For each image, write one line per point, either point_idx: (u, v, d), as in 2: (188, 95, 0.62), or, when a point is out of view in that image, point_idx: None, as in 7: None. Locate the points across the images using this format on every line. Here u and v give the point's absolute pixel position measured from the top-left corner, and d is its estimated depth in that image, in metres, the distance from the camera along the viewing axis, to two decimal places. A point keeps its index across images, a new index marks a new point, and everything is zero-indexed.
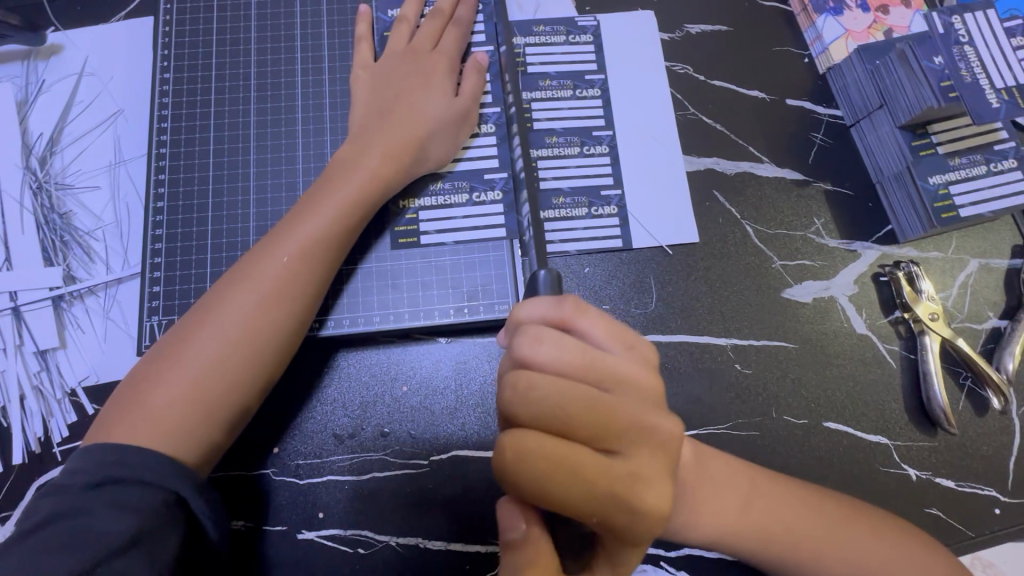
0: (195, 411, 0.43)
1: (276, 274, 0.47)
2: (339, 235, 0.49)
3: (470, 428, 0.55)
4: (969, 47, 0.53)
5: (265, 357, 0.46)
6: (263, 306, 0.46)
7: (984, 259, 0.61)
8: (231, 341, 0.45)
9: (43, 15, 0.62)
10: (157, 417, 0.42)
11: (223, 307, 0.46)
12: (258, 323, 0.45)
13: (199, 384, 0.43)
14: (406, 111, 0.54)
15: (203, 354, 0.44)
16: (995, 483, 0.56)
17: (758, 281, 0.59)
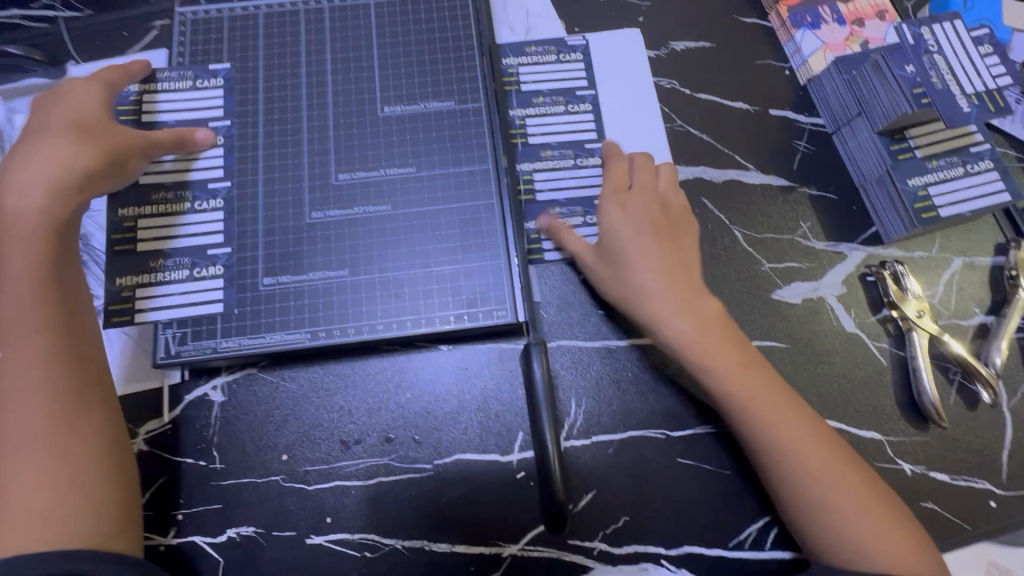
0: (64, 494, 0.42)
1: (35, 342, 0.46)
2: (48, 292, 0.48)
3: (472, 432, 0.56)
4: (938, 56, 0.56)
5: (93, 424, 0.46)
6: (44, 372, 0.45)
7: (968, 258, 0.63)
8: (39, 423, 0.44)
9: (64, 50, 0.66)
10: (20, 530, 0.40)
11: (15, 405, 0.44)
12: (61, 399, 0.45)
13: (44, 472, 0.42)
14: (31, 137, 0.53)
15: (32, 460, 0.43)
16: (988, 476, 0.57)
17: (747, 283, 0.61)
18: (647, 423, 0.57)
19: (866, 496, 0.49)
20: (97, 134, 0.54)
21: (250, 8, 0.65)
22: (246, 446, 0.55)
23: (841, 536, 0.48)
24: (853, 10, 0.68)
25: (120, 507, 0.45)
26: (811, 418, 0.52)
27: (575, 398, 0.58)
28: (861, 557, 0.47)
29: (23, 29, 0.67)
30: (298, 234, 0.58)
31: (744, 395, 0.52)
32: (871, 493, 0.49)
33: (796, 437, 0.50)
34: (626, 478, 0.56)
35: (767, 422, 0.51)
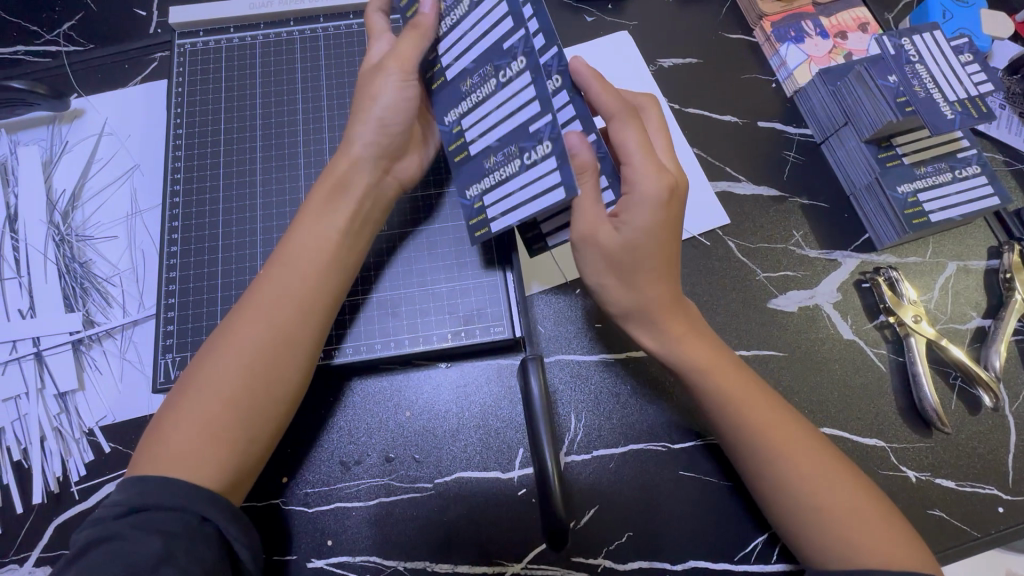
0: (222, 438, 0.43)
1: (282, 294, 0.48)
2: (328, 250, 0.50)
3: (472, 449, 0.56)
4: (919, 66, 0.57)
5: (289, 383, 0.47)
6: (284, 334, 0.47)
7: (962, 262, 0.63)
8: (241, 366, 0.45)
9: (68, 84, 0.68)
10: (178, 450, 0.42)
11: (244, 346, 0.46)
12: (275, 349, 0.46)
13: (227, 409, 0.44)
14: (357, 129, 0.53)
15: (218, 390, 0.44)
16: (994, 481, 0.56)
17: (744, 294, 0.62)
18: (648, 436, 0.57)
19: (873, 520, 0.45)
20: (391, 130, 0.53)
21: (248, 38, 0.67)
22: None
23: (832, 544, 0.45)
24: (836, 23, 0.70)
25: (250, 473, 0.45)
26: (788, 411, 0.50)
27: (575, 413, 0.58)
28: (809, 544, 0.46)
29: (27, 65, 0.69)
30: None
31: (745, 413, 0.49)
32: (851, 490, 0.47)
33: (762, 422, 0.48)
34: (632, 495, 0.55)
35: (739, 417, 0.49)
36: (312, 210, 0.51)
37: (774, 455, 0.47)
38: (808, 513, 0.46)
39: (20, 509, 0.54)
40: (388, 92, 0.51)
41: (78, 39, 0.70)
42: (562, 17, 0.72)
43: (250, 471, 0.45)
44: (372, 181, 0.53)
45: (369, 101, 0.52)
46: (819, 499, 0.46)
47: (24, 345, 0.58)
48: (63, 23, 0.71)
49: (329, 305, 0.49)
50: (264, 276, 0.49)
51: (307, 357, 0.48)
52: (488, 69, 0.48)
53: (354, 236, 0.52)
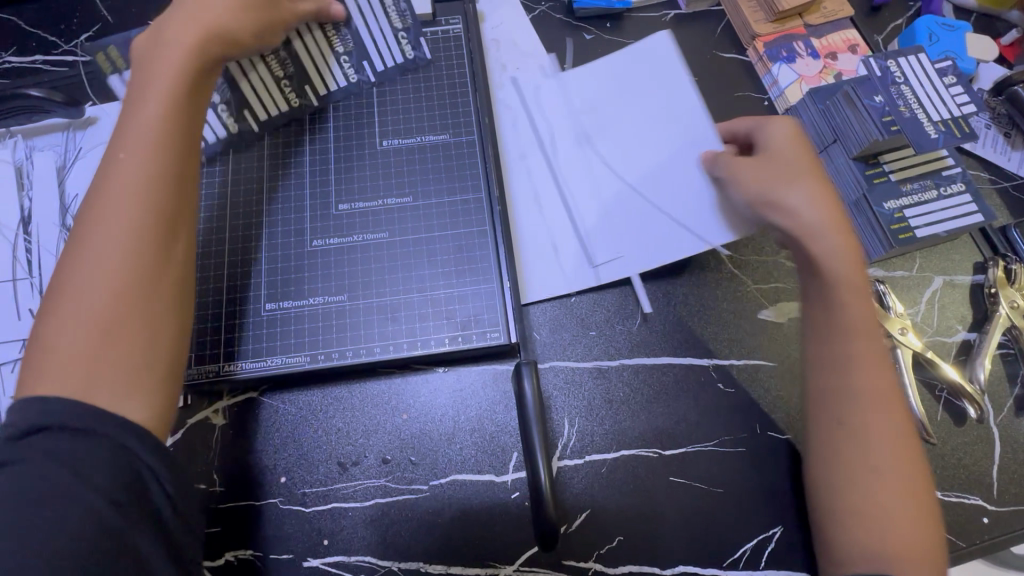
0: (110, 347, 0.43)
1: (129, 190, 0.47)
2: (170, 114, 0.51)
3: (467, 452, 0.57)
4: (904, 87, 0.60)
5: (160, 262, 0.46)
6: (144, 205, 0.47)
7: (948, 277, 0.64)
8: (108, 273, 0.45)
9: (84, 93, 0.70)
10: (57, 357, 0.42)
11: (109, 235, 0.46)
12: (140, 224, 0.46)
13: (103, 323, 0.44)
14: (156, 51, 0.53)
15: (91, 287, 0.44)
16: (978, 491, 0.57)
17: (734, 303, 0.63)
18: (638, 442, 0.58)
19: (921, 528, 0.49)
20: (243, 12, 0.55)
21: None
22: (244, 472, 0.56)
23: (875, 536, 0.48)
24: (826, 45, 0.72)
25: (148, 380, 0.44)
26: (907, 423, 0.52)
27: (568, 418, 0.59)
28: (860, 540, 0.49)
29: (45, 73, 0.71)
30: (299, 261, 0.61)
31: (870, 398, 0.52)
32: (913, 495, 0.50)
33: (884, 408, 0.52)
34: (621, 499, 0.56)
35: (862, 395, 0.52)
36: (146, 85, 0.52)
37: (870, 444, 0.51)
38: (871, 504, 0.49)
39: None
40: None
41: None
42: (561, 34, 0.75)
43: (138, 384, 0.43)
44: (203, 89, 0.54)
45: (200, 17, 0.54)
46: (894, 498, 0.49)
47: None
48: (81, 34, 0.73)
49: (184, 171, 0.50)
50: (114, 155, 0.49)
51: (179, 234, 0.48)
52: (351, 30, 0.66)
53: (186, 124, 0.52)
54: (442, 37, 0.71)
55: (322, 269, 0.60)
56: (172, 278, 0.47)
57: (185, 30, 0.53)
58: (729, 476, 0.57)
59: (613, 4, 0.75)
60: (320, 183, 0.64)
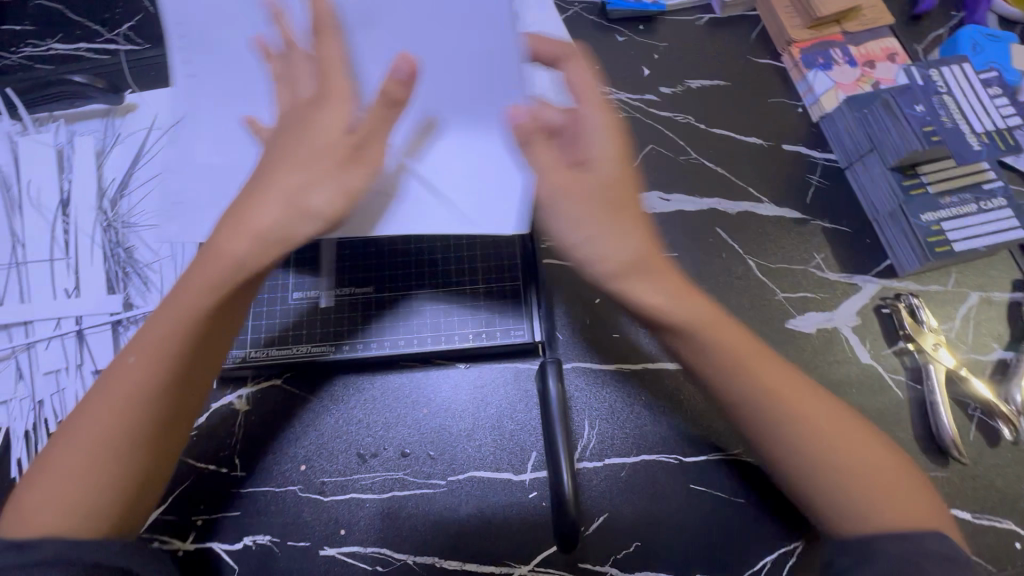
0: (74, 501, 0.44)
1: (128, 386, 0.45)
2: (235, 274, 0.47)
3: (486, 449, 0.57)
4: (946, 97, 0.58)
5: (153, 443, 0.46)
6: (153, 371, 0.46)
7: (985, 293, 0.63)
8: (94, 452, 0.44)
9: (124, 80, 0.72)
10: (36, 506, 0.43)
11: (109, 414, 0.45)
12: (142, 404, 0.45)
13: (81, 490, 0.44)
14: (240, 209, 0.47)
15: (79, 451, 0.44)
16: (1010, 516, 0.55)
17: (761, 312, 0.62)
18: (660, 447, 0.58)
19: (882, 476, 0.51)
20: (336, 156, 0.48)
21: None
22: (265, 458, 0.57)
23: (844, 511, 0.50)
24: (864, 53, 0.71)
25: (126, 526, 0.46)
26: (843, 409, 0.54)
27: (588, 420, 0.59)
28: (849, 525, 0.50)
29: (88, 60, 0.73)
30: (328, 252, 0.61)
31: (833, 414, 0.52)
32: (900, 480, 0.51)
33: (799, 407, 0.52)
34: (640, 504, 0.56)
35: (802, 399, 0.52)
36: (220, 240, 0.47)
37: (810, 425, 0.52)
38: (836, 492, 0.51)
39: None
40: (315, 144, 0.48)
41: (136, 39, 0.74)
42: (594, 35, 0.75)
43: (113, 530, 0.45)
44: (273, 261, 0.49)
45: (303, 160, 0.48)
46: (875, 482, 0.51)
47: (67, 322, 0.61)
48: (123, 23, 0.75)
49: (219, 342, 0.49)
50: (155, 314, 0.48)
51: (191, 408, 0.49)
52: None
53: (243, 288, 0.49)
54: None
55: (349, 261, 0.61)
56: (160, 452, 0.47)
57: (267, 200, 0.47)
58: (751, 487, 0.56)
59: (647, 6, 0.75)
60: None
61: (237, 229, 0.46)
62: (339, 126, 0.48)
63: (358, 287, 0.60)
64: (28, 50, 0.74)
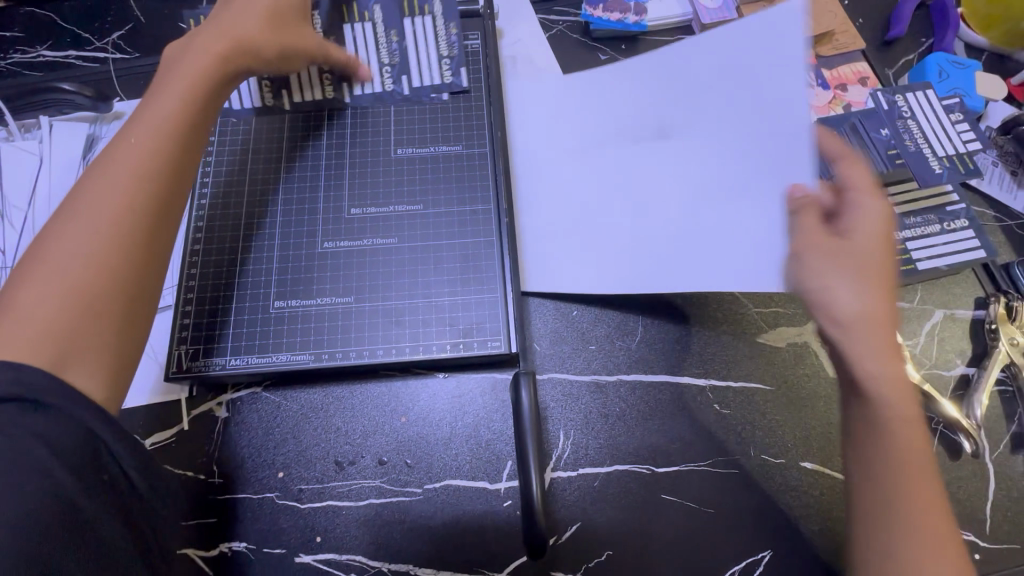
0: (74, 298, 0.44)
1: (134, 156, 0.49)
2: (174, 144, 0.51)
3: (463, 458, 0.58)
4: (911, 121, 0.60)
5: (117, 288, 0.45)
6: (114, 221, 0.46)
7: (949, 310, 0.65)
8: (104, 219, 0.46)
9: (113, 89, 0.73)
10: (39, 312, 0.43)
11: (67, 262, 0.44)
12: (102, 259, 0.45)
13: (79, 292, 0.44)
14: (174, 74, 0.55)
15: (43, 304, 0.43)
16: (972, 528, 0.57)
17: (734, 326, 0.64)
18: (633, 457, 0.59)
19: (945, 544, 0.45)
20: (284, 30, 0.61)
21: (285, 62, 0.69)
22: (243, 465, 0.58)
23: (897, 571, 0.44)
24: (835, 76, 0.74)
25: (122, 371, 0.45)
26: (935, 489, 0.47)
27: (564, 430, 0.60)
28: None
29: (76, 68, 0.74)
30: (309, 262, 0.62)
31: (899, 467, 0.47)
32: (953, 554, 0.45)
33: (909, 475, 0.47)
34: (611, 512, 0.57)
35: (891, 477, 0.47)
36: (141, 128, 0.51)
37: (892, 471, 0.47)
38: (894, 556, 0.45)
39: None
40: (233, 34, 0.58)
41: (125, 48, 0.75)
42: (577, 53, 0.78)
43: (91, 349, 0.43)
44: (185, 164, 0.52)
45: (226, 36, 0.58)
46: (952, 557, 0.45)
47: None
48: (113, 32, 0.76)
49: (148, 218, 0.48)
50: (84, 190, 0.48)
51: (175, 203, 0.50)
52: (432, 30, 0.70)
53: (187, 172, 0.52)
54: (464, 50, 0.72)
55: (329, 272, 0.62)
56: (126, 283, 0.46)
57: (212, 36, 0.57)
58: (721, 497, 0.58)
59: (628, 27, 0.77)
60: (333, 184, 0.66)
61: (156, 109, 0.53)
62: (262, 19, 0.60)
63: (337, 297, 0.61)
64: (17, 56, 0.75)
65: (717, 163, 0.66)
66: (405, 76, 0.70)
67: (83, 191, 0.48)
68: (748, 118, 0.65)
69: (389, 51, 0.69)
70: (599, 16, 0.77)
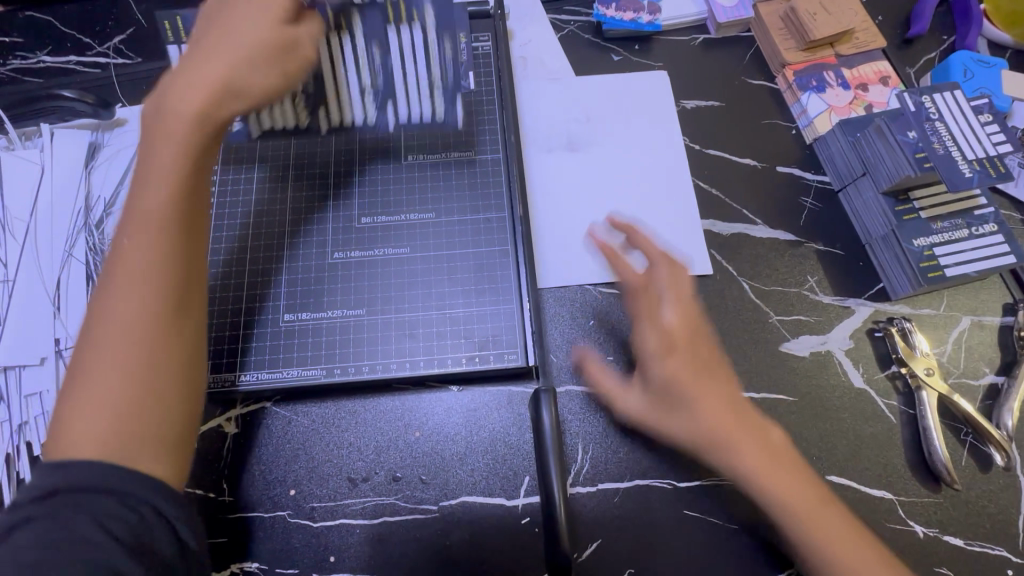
0: (115, 424, 0.41)
1: (134, 262, 0.44)
2: (184, 204, 0.47)
3: (479, 474, 0.57)
4: (939, 123, 0.58)
5: (167, 380, 0.43)
6: (147, 306, 0.43)
7: (976, 317, 0.63)
8: (131, 314, 0.43)
9: (115, 95, 0.71)
10: (85, 431, 0.40)
11: (102, 369, 0.42)
12: (141, 357, 0.42)
13: (124, 402, 0.42)
14: (154, 143, 0.48)
15: (91, 421, 0.41)
16: (1004, 542, 0.55)
17: (756, 335, 0.62)
18: (654, 472, 0.57)
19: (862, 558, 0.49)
20: (271, 20, 0.53)
21: None
22: (254, 482, 0.56)
23: None
24: (857, 76, 0.72)
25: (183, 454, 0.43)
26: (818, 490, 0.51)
27: (582, 444, 0.58)
28: None
29: (77, 73, 0.72)
30: (319, 273, 0.60)
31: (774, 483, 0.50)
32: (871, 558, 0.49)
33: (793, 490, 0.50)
34: (632, 529, 0.55)
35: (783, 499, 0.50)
36: (147, 192, 0.46)
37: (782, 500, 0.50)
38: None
39: None
40: (224, 47, 0.51)
41: (127, 52, 0.74)
42: (589, 54, 0.76)
43: (146, 448, 0.41)
44: (200, 220, 0.48)
45: (215, 55, 0.50)
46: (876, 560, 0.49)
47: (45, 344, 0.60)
48: (114, 36, 0.75)
49: (169, 291, 0.44)
50: (105, 281, 0.44)
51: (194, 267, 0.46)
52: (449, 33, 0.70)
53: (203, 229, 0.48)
54: (476, 52, 0.70)
55: (339, 282, 0.60)
56: (171, 374, 0.43)
57: (193, 86, 0.49)
58: (746, 512, 0.56)
59: (642, 27, 0.76)
60: (342, 192, 0.64)
61: (163, 163, 0.47)
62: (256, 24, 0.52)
63: (348, 310, 0.59)
64: (16, 62, 0.73)
65: (623, 180, 0.69)
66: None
67: (102, 286, 0.44)
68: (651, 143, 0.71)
69: None
70: (613, 15, 0.75)
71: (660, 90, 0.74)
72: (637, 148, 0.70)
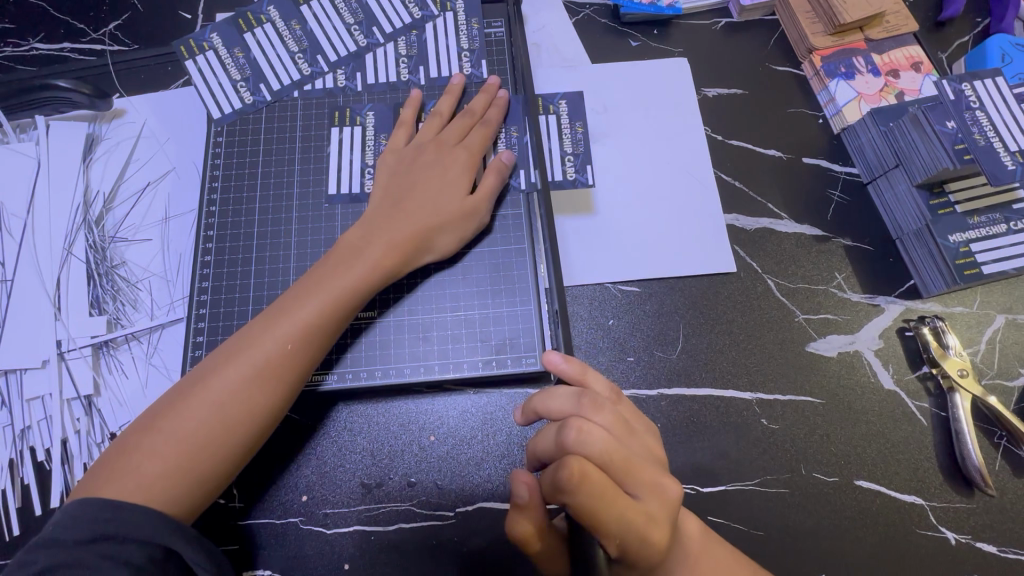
0: (179, 466, 0.44)
1: (268, 356, 0.47)
2: (333, 312, 0.50)
3: (497, 479, 0.55)
4: (980, 112, 0.55)
5: (231, 450, 0.45)
6: (259, 382, 0.47)
7: (1011, 315, 0.61)
8: (248, 386, 0.46)
9: (111, 85, 0.68)
10: (154, 453, 0.44)
11: (202, 410, 0.45)
12: (227, 421, 0.45)
13: (197, 449, 0.44)
14: (336, 263, 0.52)
15: (165, 445, 0.44)
16: None
17: (782, 335, 0.60)
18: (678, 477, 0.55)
19: None
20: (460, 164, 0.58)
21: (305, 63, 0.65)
22: (264, 488, 0.54)
23: None
24: (887, 62, 0.68)
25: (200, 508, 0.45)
26: None
27: None
28: None
29: (71, 62, 0.69)
30: None
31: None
32: None
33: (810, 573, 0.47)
34: None
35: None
36: (308, 289, 0.50)
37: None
38: None
39: (37, 511, 0.53)
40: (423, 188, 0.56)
41: (124, 39, 0.71)
42: (605, 40, 0.73)
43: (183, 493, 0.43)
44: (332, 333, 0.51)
45: (405, 188, 0.56)
46: None
47: (46, 346, 0.58)
48: (109, 22, 0.71)
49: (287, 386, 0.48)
50: (245, 336, 0.48)
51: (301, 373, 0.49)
52: (459, 22, 0.67)
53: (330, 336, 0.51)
54: (488, 40, 0.67)
55: None
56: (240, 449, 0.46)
57: (394, 219, 0.54)
58: (771, 519, 0.54)
59: (662, 10, 0.72)
60: (350, 186, 0.61)
61: (333, 270, 0.51)
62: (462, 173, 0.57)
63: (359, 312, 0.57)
64: (8, 50, 0.70)
65: (640, 173, 0.66)
66: (423, 66, 0.65)
67: (240, 340, 0.48)
68: (671, 135, 0.68)
69: (408, 43, 0.66)
70: None
71: (676, 77, 0.70)
72: (656, 140, 0.67)
